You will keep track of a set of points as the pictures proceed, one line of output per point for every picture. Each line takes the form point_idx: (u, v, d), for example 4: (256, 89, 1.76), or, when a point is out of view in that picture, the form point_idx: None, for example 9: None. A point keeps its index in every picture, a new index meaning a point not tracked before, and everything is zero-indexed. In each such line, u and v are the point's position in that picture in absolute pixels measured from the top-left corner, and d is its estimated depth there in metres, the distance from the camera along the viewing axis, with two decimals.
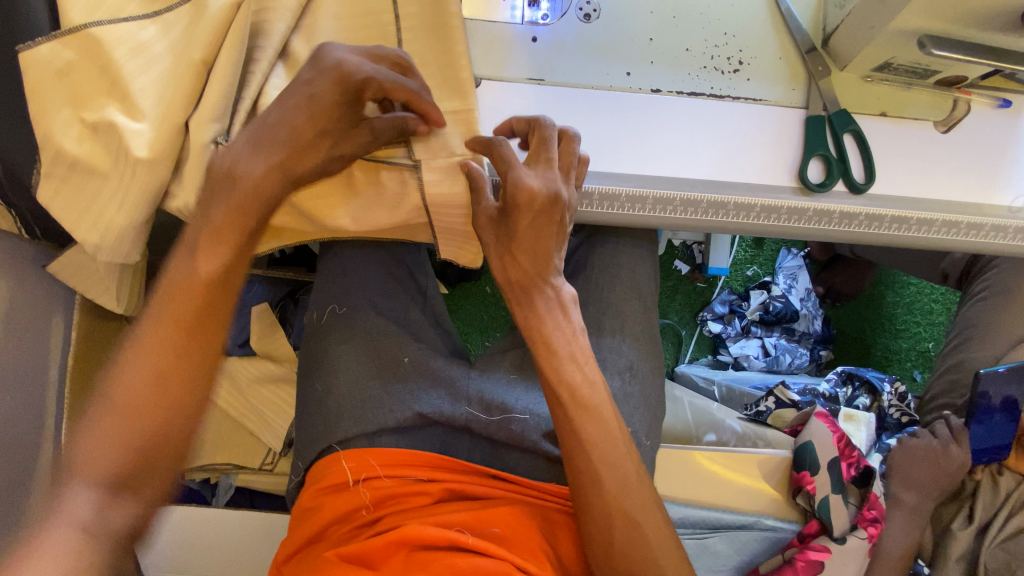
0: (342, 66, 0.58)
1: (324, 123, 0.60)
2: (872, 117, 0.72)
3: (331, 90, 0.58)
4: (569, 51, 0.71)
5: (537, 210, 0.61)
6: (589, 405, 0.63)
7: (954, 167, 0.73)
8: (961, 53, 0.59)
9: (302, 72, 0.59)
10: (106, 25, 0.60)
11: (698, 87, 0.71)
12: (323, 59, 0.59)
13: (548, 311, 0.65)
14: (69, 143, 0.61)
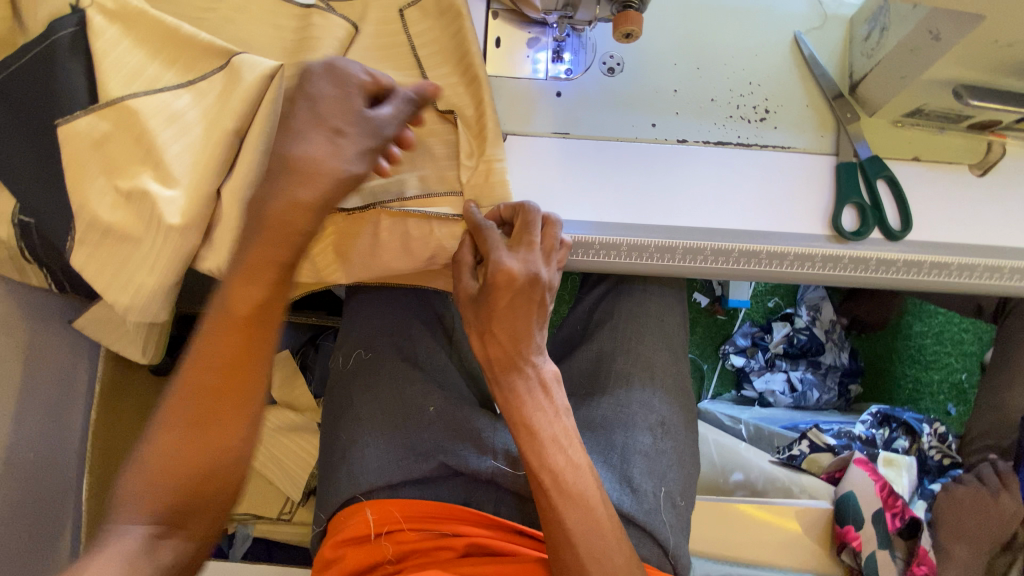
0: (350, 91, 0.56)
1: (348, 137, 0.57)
2: (905, 162, 0.71)
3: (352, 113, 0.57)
4: (594, 103, 0.71)
5: (509, 296, 0.62)
6: (571, 488, 0.63)
7: (995, 209, 0.71)
8: (998, 103, 0.58)
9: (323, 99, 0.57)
10: (142, 97, 0.62)
11: (724, 136, 0.71)
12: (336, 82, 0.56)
13: (528, 393, 0.65)
14: (107, 211, 0.62)
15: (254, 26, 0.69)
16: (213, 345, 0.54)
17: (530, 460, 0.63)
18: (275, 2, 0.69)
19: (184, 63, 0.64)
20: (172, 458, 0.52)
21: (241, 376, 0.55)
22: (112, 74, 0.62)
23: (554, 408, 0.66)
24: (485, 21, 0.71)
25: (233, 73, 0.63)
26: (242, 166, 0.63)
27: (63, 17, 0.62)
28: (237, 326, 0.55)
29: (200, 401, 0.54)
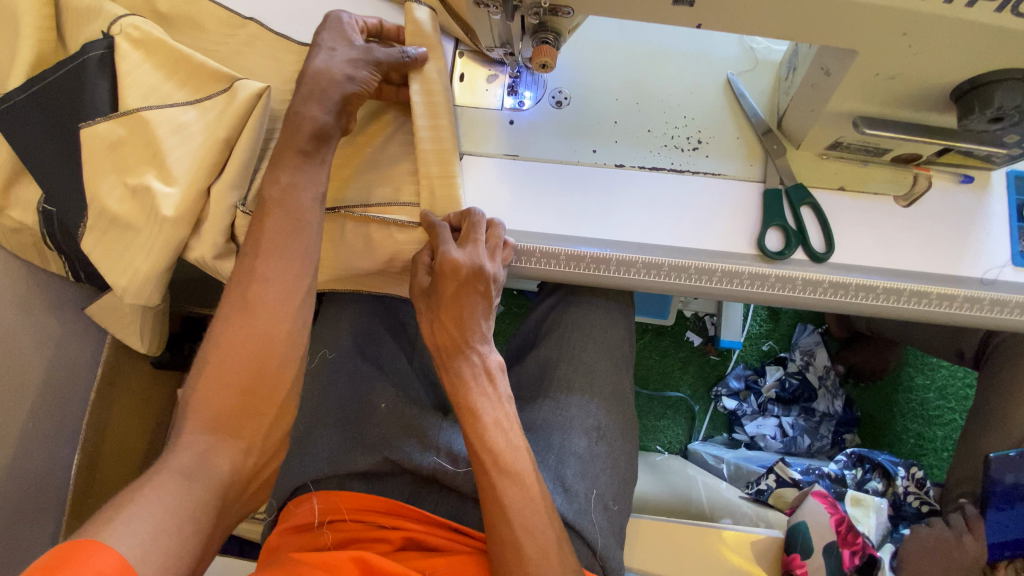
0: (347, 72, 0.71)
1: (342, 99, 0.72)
2: (830, 191, 0.76)
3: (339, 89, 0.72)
4: (543, 131, 0.80)
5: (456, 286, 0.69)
6: (512, 466, 0.66)
7: (919, 238, 0.74)
8: (894, 133, 0.63)
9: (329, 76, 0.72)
10: (154, 110, 0.74)
11: (659, 163, 0.78)
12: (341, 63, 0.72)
13: (474, 378, 0.70)
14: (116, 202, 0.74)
15: (258, 62, 0.82)
16: (267, 299, 0.66)
17: (476, 434, 0.67)
18: (277, 39, 0.82)
19: (195, 84, 0.77)
20: (223, 393, 0.63)
21: (289, 326, 0.67)
22: (134, 91, 0.75)
23: (499, 394, 0.71)
24: (451, 59, 0.82)
25: (230, 93, 0.75)
26: (231, 170, 0.74)
27: (95, 40, 0.75)
28: (289, 283, 0.67)
29: (238, 322, 0.65)
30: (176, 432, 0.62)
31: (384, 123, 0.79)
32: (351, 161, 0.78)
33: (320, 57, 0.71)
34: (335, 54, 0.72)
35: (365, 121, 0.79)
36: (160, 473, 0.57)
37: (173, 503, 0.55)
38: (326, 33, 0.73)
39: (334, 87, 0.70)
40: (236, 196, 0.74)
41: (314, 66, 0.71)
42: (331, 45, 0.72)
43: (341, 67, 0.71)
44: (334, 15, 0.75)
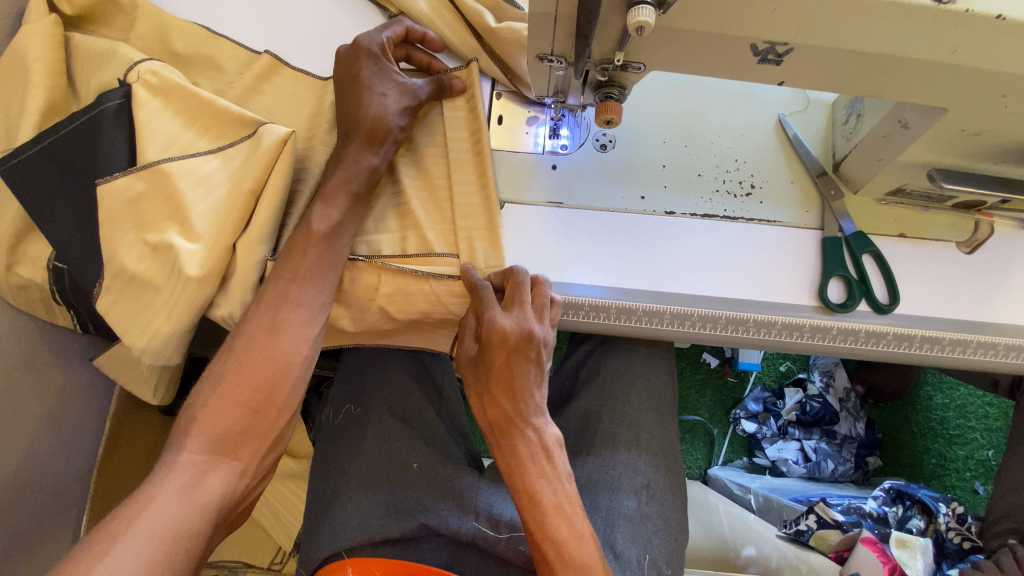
0: (389, 113, 0.68)
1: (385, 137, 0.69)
2: (890, 238, 0.73)
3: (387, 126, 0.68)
4: (588, 176, 0.76)
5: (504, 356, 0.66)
6: (575, 553, 0.62)
7: (983, 288, 0.71)
8: (972, 187, 0.60)
9: (374, 110, 0.68)
10: (176, 161, 0.68)
11: (711, 210, 0.74)
12: (388, 99, 0.69)
13: (530, 456, 0.66)
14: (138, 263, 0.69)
15: (282, 103, 0.77)
16: (288, 322, 0.65)
17: (535, 519, 0.63)
18: (304, 81, 0.77)
19: (216, 132, 0.72)
20: (233, 412, 0.62)
21: (296, 350, 0.65)
22: (153, 142, 0.70)
23: (558, 473, 0.67)
24: (488, 101, 0.78)
25: (256, 139, 0.69)
26: (259, 225, 0.68)
27: (112, 89, 0.70)
28: (308, 309, 0.66)
29: (251, 339, 0.64)
30: (175, 445, 0.60)
31: (419, 169, 0.75)
32: (385, 210, 0.73)
33: (375, 105, 0.68)
34: (390, 102, 0.69)
35: (399, 168, 0.75)
36: (156, 490, 0.56)
37: (166, 531, 0.54)
38: (373, 75, 0.68)
39: (393, 139, 0.69)
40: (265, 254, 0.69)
41: (368, 118, 0.68)
42: (383, 89, 0.68)
43: (398, 118, 0.69)
44: (371, 44, 0.68)
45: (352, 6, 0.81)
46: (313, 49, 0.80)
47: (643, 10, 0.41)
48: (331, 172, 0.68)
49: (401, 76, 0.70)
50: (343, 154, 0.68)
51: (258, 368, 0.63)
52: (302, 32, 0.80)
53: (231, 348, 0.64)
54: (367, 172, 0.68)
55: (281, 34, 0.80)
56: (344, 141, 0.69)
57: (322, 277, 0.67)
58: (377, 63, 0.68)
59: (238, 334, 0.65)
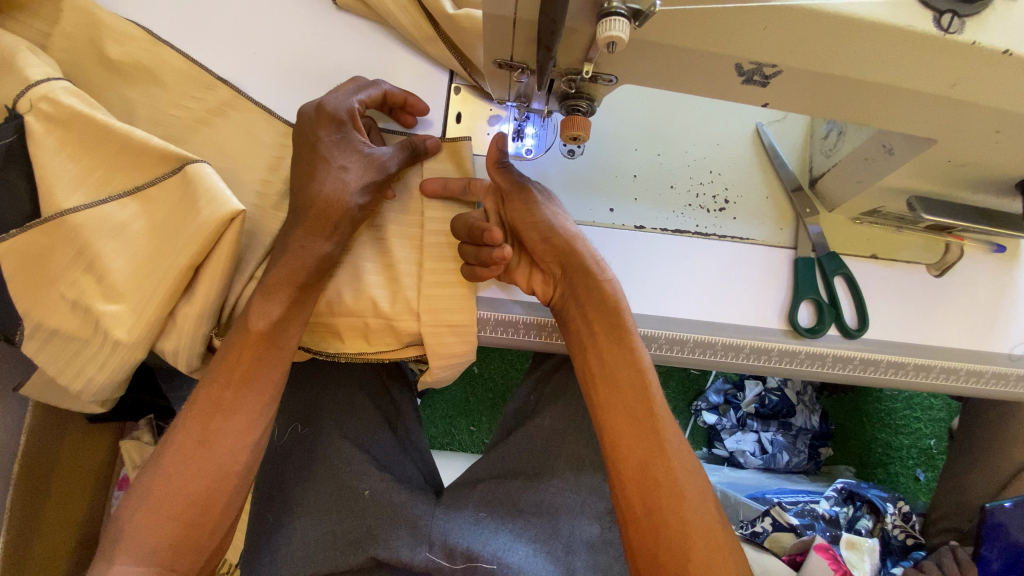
0: (345, 186, 0.56)
1: (334, 220, 0.57)
2: (862, 259, 0.70)
3: (339, 213, 0.57)
4: (554, 184, 0.70)
5: (443, 328, 0.65)
6: (665, 436, 0.59)
7: (949, 312, 0.70)
8: (952, 217, 0.57)
9: (326, 181, 0.56)
10: (83, 208, 0.59)
11: (682, 225, 0.69)
12: (346, 170, 0.57)
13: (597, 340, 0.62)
14: (59, 295, 0.61)
15: (206, 92, 0.67)
16: (222, 429, 0.57)
17: (634, 427, 0.59)
18: (235, 69, 0.68)
19: (137, 169, 0.61)
20: (162, 529, 0.54)
21: (236, 460, 0.58)
22: (59, 175, 0.59)
23: (639, 351, 0.61)
24: (445, 95, 0.69)
25: (190, 190, 0.60)
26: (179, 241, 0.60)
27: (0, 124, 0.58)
28: (250, 416, 0.58)
29: (182, 450, 0.56)
30: (104, 564, 0.53)
31: None
32: None
33: (333, 182, 0.56)
34: (352, 177, 0.57)
35: None
36: None
37: None
38: (333, 143, 0.57)
39: (349, 221, 0.57)
40: (196, 280, 0.61)
41: (321, 193, 0.56)
42: (343, 162, 0.57)
43: (359, 198, 0.57)
44: (334, 108, 0.57)
45: None
46: (242, 25, 0.69)
47: (615, 24, 0.35)
48: (276, 259, 0.57)
49: (367, 146, 0.59)
50: (288, 240, 0.57)
51: (187, 480, 0.56)
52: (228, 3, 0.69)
53: (161, 455, 0.57)
54: (317, 261, 0.57)
55: (206, 7, 0.69)
56: (296, 216, 0.57)
57: (271, 350, 0.58)
58: (329, 136, 0.57)
59: (167, 441, 0.57)
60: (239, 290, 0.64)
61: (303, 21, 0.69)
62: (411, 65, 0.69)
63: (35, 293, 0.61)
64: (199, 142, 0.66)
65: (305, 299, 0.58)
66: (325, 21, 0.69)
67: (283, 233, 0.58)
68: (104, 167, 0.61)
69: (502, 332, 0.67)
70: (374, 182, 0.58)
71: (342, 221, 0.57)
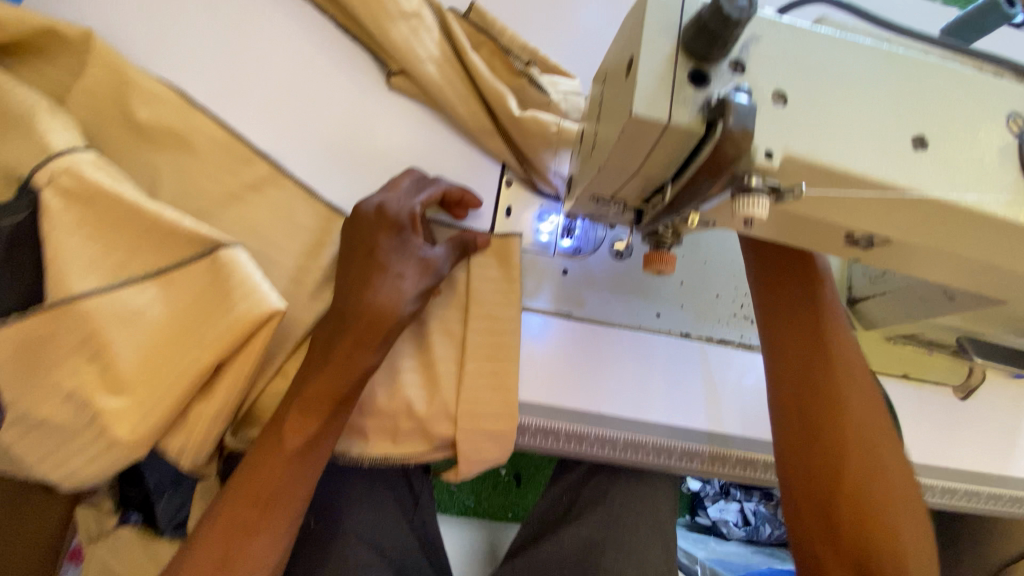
0: (398, 292, 0.53)
1: (384, 328, 0.52)
2: (895, 378, 0.72)
3: (389, 321, 0.53)
4: (601, 285, 0.68)
5: (485, 438, 0.60)
6: (845, 437, 0.59)
7: (974, 436, 0.72)
8: (1003, 362, 0.60)
9: (378, 286, 0.53)
10: (96, 294, 0.52)
11: (727, 335, 0.69)
12: (400, 275, 0.54)
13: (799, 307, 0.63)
14: (52, 386, 0.54)
15: (243, 165, 0.62)
16: (236, 555, 0.50)
17: (847, 437, 0.59)
18: (277, 144, 0.64)
19: (164, 249, 0.55)
20: None
21: None
22: (71, 254, 0.52)
23: (845, 360, 0.61)
24: (497, 188, 0.68)
25: (221, 279, 0.54)
26: (203, 334, 0.54)
27: (14, 193, 0.52)
28: (268, 540, 0.52)
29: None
30: None
31: None
32: None
33: (389, 290, 0.53)
34: (408, 285, 0.54)
35: None
36: None
37: None
38: (391, 248, 0.54)
39: (399, 329, 0.53)
40: (218, 376, 0.55)
41: (371, 298, 0.53)
42: (400, 268, 0.54)
43: (411, 304, 0.54)
44: (396, 212, 0.55)
45: (343, 51, 0.68)
46: (288, 95, 0.65)
47: (756, 202, 0.33)
48: (318, 366, 0.52)
49: (424, 249, 0.56)
50: (333, 348, 0.52)
51: None
52: (275, 71, 0.65)
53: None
54: (364, 373, 0.52)
55: (250, 72, 0.65)
56: (343, 321, 0.53)
57: (302, 463, 0.52)
58: (387, 239, 0.54)
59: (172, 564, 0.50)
60: (261, 387, 0.58)
61: (354, 97, 0.66)
62: (463, 155, 0.68)
63: (23, 382, 0.54)
64: (229, 218, 0.60)
65: (345, 408, 0.53)
66: (377, 101, 0.67)
67: (326, 338, 0.53)
68: (125, 246, 0.55)
69: (541, 440, 0.62)
70: (427, 287, 0.55)
71: (390, 330, 0.53)
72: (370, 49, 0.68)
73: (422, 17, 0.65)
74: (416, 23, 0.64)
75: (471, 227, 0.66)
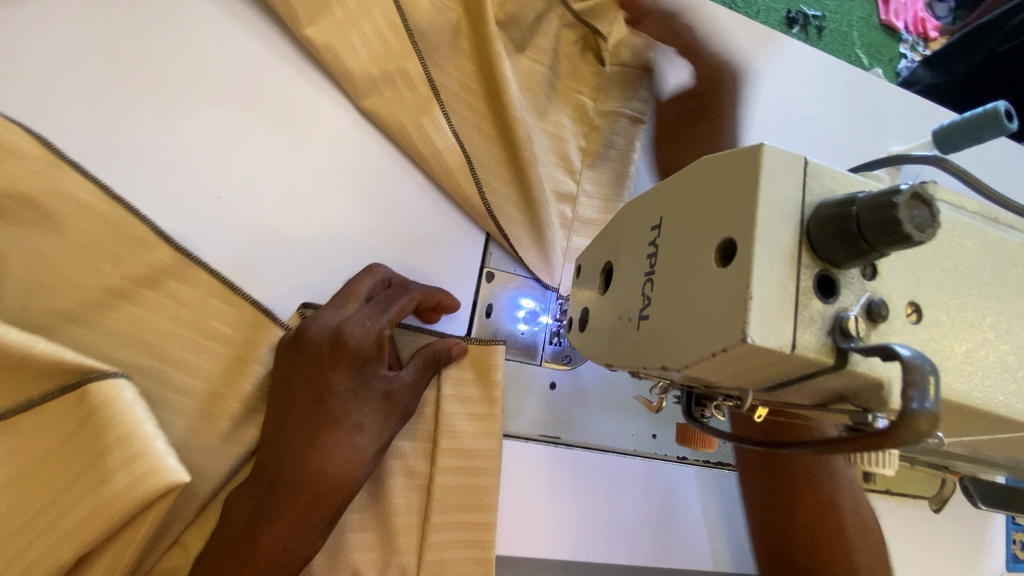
0: (357, 450, 0.40)
1: (332, 502, 0.39)
2: (879, 494, 0.68)
3: (342, 491, 0.39)
4: (592, 401, 0.58)
5: None
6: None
7: (947, 550, 0.70)
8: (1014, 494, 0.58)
9: (329, 443, 0.39)
10: None
11: (725, 457, 0.61)
12: (359, 425, 0.40)
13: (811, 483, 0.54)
14: None
15: (133, 252, 0.45)
16: None
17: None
18: (188, 223, 0.48)
19: (5, 382, 0.39)
20: None
21: None
22: None
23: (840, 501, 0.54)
24: (475, 282, 0.56)
25: (92, 431, 0.39)
26: (59, 512, 0.37)
27: None
28: None
29: None
30: None
31: None
32: None
33: (343, 452, 0.39)
34: (368, 441, 0.40)
35: None
36: None
37: None
38: (347, 391, 0.40)
39: (354, 498, 0.40)
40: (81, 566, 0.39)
41: (318, 461, 0.39)
42: (359, 417, 0.40)
43: (372, 462, 0.41)
44: (356, 338, 0.41)
45: (281, 101, 0.52)
46: (203, 155, 0.49)
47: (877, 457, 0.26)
48: (233, 560, 0.37)
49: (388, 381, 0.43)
50: (257, 535, 0.38)
51: None
52: (185, 124, 0.50)
53: None
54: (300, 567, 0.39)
55: (149, 123, 0.49)
56: (273, 493, 0.38)
57: None
58: (343, 378, 0.40)
59: None
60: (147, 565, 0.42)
61: (293, 164, 0.52)
62: (432, 240, 0.55)
63: None
64: (109, 327, 0.44)
65: None
66: (323, 171, 0.53)
67: (246, 514, 0.38)
68: None
69: None
70: (393, 432, 0.42)
71: (340, 501, 0.39)
72: (318, 100, 0.53)
73: (406, 70, 0.52)
74: (397, 80, 0.52)
75: (447, 332, 0.54)
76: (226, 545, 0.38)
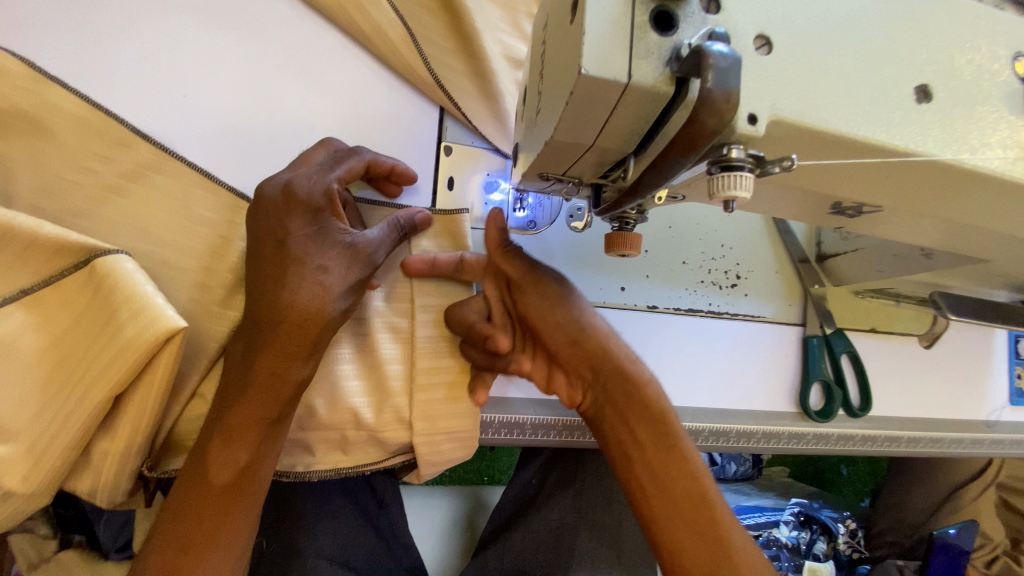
0: (326, 286, 0.45)
1: (310, 332, 0.45)
2: (863, 333, 0.69)
3: (316, 322, 0.45)
4: (559, 261, 0.61)
5: (447, 436, 0.54)
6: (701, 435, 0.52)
7: (938, 382, 0.71)
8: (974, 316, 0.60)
9: (297, 283, 0.44)
10: None
11: (694, 303, 0.64)
12: (325, 266, 0.45)
13: None
14: None
15: (118, 149, 0.51)
16: None
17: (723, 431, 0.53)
18: (164, 122, 0.53)
19: (29, 264, 0.46)
20: None
21: None
22: None
23: None
24: (435, 157, 0.59)
25: (106, 295, 0.45)
26: (89, 361, 0.45)
27: None
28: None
29: None
30: None
31: None
32: None
33: (311, 287, 0.44)
34: (333, 279, 0.46)
35: None
36: None
37: None
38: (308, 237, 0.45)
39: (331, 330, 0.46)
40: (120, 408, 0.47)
41: (292, 298, 0.44)
42: (322, 259, 0.45)
43: (342, 299, 0.46)
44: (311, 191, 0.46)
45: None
46: (165, 58, 0.53)
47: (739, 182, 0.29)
48: (238, 385, 0.44)
49: (350, 233, 0.48)
50: (252, 363, 0.44)
51: None
52: (146, 31, 0.53)
53: None
54: (294, 389, 0.45)
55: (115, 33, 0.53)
56: (259, 328, 0.44)
57: (239, 495, 0.45)
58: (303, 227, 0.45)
59: None
60: (178, 411, 0.50)
61: (250, 58, 0.55)
62: (390, 120, 0.58)
63: None
64: (110, 218, 0.50)
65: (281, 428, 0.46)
66: (279, 63, 0.56)
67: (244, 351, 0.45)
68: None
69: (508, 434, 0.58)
70: (360, 274, 0.47)
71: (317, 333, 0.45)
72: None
73: None
74: None
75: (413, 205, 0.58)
76: (232, 377, 0.45)
